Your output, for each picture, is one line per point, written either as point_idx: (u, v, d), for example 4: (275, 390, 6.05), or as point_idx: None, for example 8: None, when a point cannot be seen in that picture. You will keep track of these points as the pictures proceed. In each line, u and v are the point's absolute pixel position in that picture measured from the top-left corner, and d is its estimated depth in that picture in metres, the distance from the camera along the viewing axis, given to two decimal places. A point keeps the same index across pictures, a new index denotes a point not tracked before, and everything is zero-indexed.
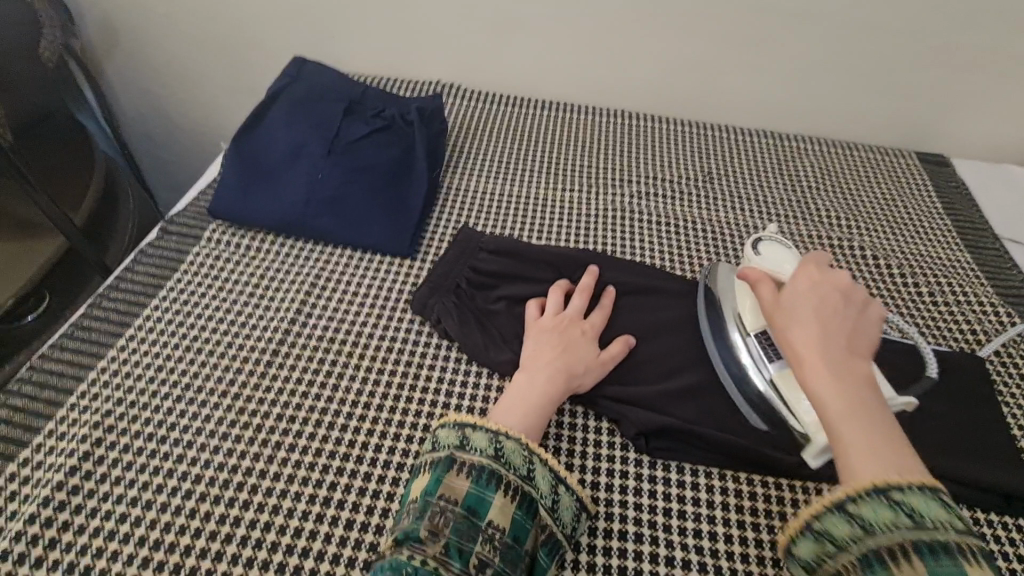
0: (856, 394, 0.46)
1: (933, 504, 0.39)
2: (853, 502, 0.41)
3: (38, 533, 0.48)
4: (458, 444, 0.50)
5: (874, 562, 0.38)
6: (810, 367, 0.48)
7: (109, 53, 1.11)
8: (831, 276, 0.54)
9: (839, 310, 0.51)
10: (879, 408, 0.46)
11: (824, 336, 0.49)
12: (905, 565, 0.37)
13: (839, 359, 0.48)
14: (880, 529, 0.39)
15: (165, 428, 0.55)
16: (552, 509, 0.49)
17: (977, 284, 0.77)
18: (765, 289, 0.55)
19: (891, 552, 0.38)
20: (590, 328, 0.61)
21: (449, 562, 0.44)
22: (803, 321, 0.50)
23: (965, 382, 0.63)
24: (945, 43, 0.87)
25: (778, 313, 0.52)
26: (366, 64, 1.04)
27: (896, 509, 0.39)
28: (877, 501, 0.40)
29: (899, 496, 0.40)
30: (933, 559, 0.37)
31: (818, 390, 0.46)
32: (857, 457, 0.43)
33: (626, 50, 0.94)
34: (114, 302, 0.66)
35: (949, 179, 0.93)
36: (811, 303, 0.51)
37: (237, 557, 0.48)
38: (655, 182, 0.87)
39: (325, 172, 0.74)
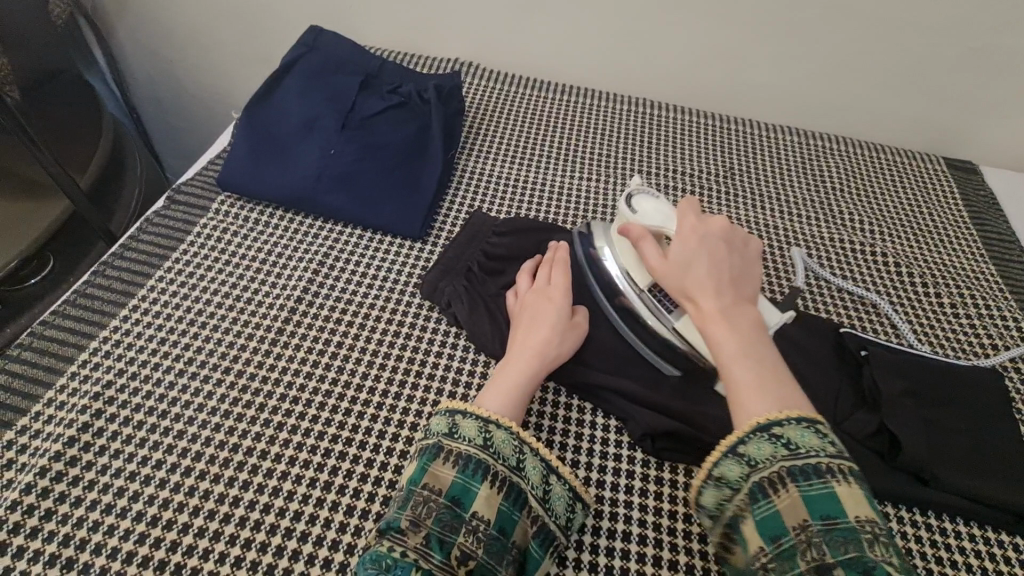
0: (749, 340, 0.48)
1: (806, 432, 0.43)
2: (743, 444, 0.44)
3: (35, 503, 0.48)
4: (447, 432, 0.48)
5: (760, 494, 0.42)
6: (711, 321, 0.49)
7: (117, 12, 1.07)
8: (711, 222, 0.55)
9: (724, 255, 0.53)
10: (767, 348, 0.49)
11: (717, 288, 0.51)
12: (784, 492, 0.41)
13: (731, 310, 0.50)
14: (763, 464, 0.43)
15: (166, 402, 0.54)
16: (543, 500, 0.48)
17: (1000, 297, 0.75)
18: (652, 247, 0.55)
19: (772, 484, 0.42)
20: (562, 293, 0.59)
21: (429, 554, 0.42)
22: (697, 274, 0.51)
23: (983, 398, 0.62)
24: (986, 45, 0.83)
25: (669, 268, 0.53)
26: (382, 38, 1.01)
27: (777, 443, 0.43)
28: (759, 439, 0.43)
29: (779, 430, 0.43)
30: (806, 481, 0.41)
31: (717, 341, 0.49)
32: (752, 402, 0.45)
33: (651, 36, 0.91)
34: (117, 271, 0.64)
35: (977, 187, 0.90)
36: (700, 254, 0.52)
37: (235, 539, 0.47)
38: (673, 175, 0.84)
39: (337, 147, 0.72)
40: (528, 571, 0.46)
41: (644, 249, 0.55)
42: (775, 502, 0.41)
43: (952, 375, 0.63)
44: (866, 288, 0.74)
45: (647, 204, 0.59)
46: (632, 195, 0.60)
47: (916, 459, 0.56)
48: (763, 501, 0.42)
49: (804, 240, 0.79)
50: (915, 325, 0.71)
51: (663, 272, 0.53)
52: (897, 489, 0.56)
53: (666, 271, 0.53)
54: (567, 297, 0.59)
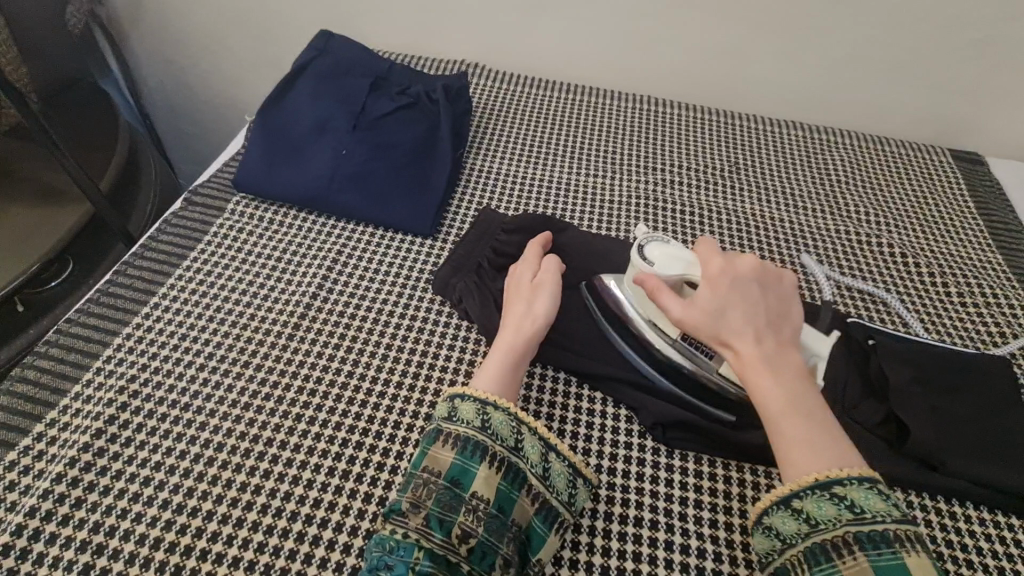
0: (795, 390, 0.47)
1: (871, 494, 0.43)
2: (799, 499, 0.44)
3: (65, 492, 0.49)
4: (447, 416, 0.50)
5: (822, 557, 0.42)
6: (754, 372, 0.48)
7: (131, 21, 1.10)
8: (731, 267, 0.53)
9: (757, 301, 0.51)
10: (815, 396, 0.48)
11: (758, 336, 0.50)
12: (850, 559, 0.41)
13: (774, 357, 0.49)
14: (825, 525, 0.43)
15: (188, 395, 0.56)
16: (543, 477, 0.49)
17: (1007, 286, 0.75)
18: (672, 297, 0.53)
19: (835, 547, 0.42)
20: (520, 266, 0.63)
21: (429, 533, 0.44)
22: (736, 324, 0.50)
23: (991, 385, 0.62)
24: (988, 36, 0.84)
25: (702, 315, 0.51)
26: (389, 41, 1.03)
27: (840, 505, 0.43)
28: (821, 497, 0.43)
29: (841, 490, 0.43)
30: (873, 550, 0.41)
31: (762, 393, 0.47)
32: (802, 457, 0.45)
33: (655, 34, 0.92)
34: (137, 271, 0.66)
35: (983, 178, 0.91)
36: (736, 304, 0.51)
37: (257, 524, 0.49)
38: (678, 170, 0.85)
39: (349, 148, 0.73)
40: (533, 548, 0.47)
41: (666, 302, 0.53)
42: (841, 568, 0.41)
43: (961, 363, 0.63)
44: (872, 279, 0.75)
45: (660, 250, 0.57)
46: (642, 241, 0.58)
47: (926, 445, 0.57)
48: (826, 563, 0.42)
49: (810, 233, 0.79)
50: (923, 315, 0.71)
51: (694, 322, 0.51)
52: (908, 475, 0.57)
53: (699, 320, 0.51)
54: (525, 267, 0.62)
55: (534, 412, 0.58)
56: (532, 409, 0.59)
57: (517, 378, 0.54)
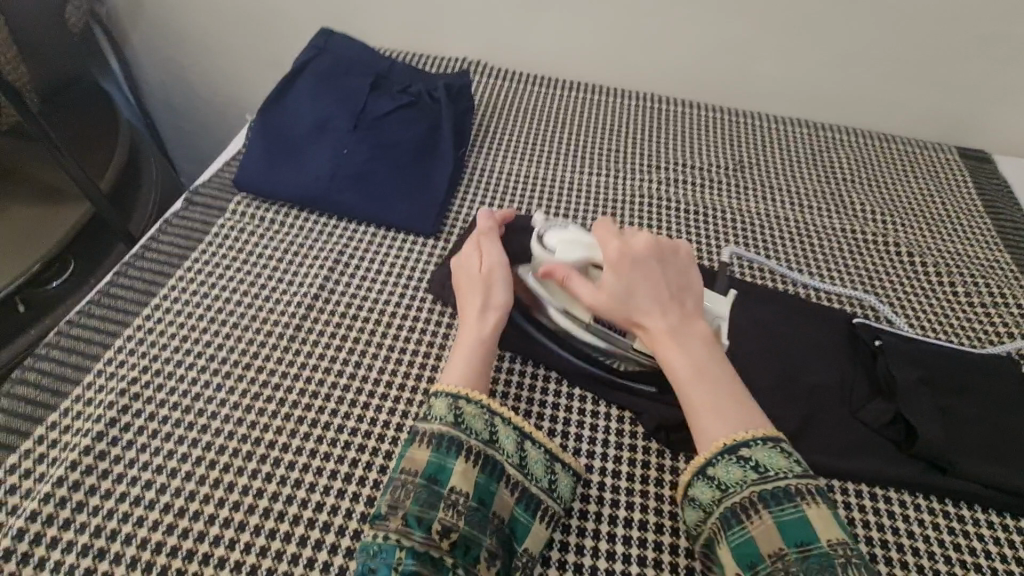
0: (698, 357, 0.50)
1: (774, 453, 0.45)
2: (711, 467, 0.46)
3: (66, 496, 0.49)
4: (421, 416, 0.49)
5: (733, 520, 0.44)
6: (660, 345, 0.52)
7: (133, 20, 1.10)
8: (633, 244, 0.55)
9: (659, 274, 0.54)
10: (717, 362, 0.51)
11: (662, 308, 0.53)
12: (757, 519, 0.43)
13: (678, 329, 0.52)
14: (734, 488, 0.45)
15: (189, 398, 0.56)
16: (520, 466, 0.49)
17: (1015, 284, 0.75)
18: (582, 283, 0.55)
19: (744, 509, 0.44)
20: (466, 255, 0.61)
21: (409, 532, 0.44)
22: (639, 299, 0.53)
23: (1000, 386, 0.62)
24: (997, 32, 0.83)
25: (607, 301, 0.54)
26: (390, 39, 1.03)
27: (746, 467, 0.45)
28: (728, 461, 0.46)
29: (747, 452, 0.45)
30: (777, 507, 0.43)
31: (670, 363, 0.51)
32: (709, 426, 0.47)
33: (659, 30, 0.91)
34: (138, 272, 0.66)
35: (990, 175, 0.90)
36: (638, 279, 0.54)
37: (260, 529, 0.48)
38: (681, 168, 0.85)
39: (350, 148, 0.73)
40: (519, 538, 0.47)
41: (576, 288, 0.55)
42: (749, 529, 0.43)
43: (969, 364, 0.63)
44: (877, 278, 0.74)
45: (559, 239, 0.58)
46: (543, 232, 0.60)
47: (935, 448, 0.56)
48: (737, 527, 0.44)
49: (814, 232, 0.79)
50: (929, 314, 0.71)
51: (604, 306, 0.54)
52: (916, 478, 0.56)
53: (606, 305, 0.54)
54: (470, 257, 0.61)
55: (538, 414, 0.58)
56: (535, 412, 0.58)
57: (489, 366, 0.55)
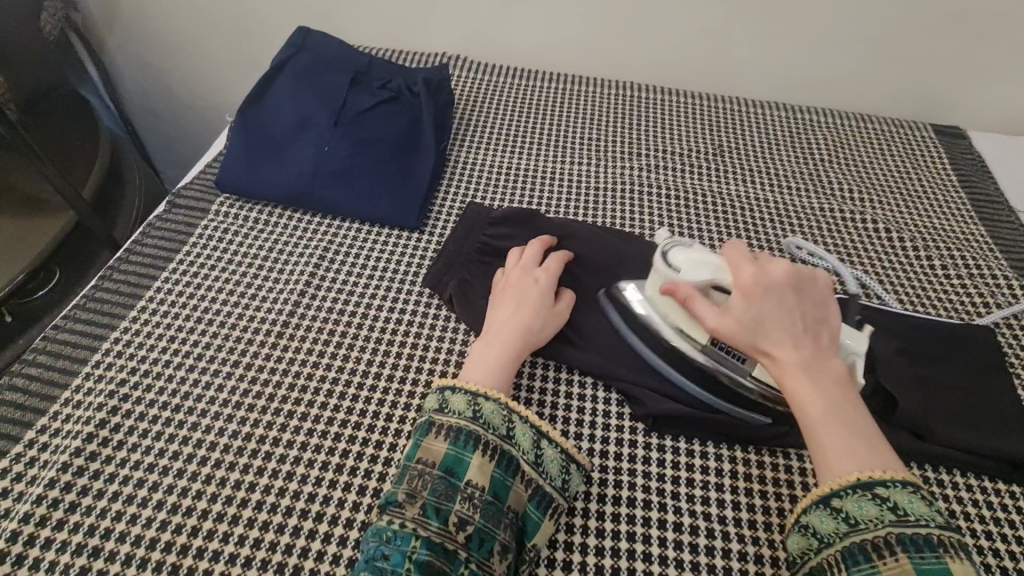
0: (833, 393, 0.47)
1: (914, 497, 0.43)
2: (838, 499, 0.44)
3: (59, 497, 0.49)
4: (438, 408, 0.50)
5: (861, 557, 0.42)
6: (791, 376, 0.48)
7: (109, 26, 1.09)
8: (764, 270, 0.52)
9: (792, 302, 0.51)
10: (852, 399, 0.48)
11: (795, 338, 0.50)
12: (891, 561, 0.41)
13: (811, 360, 0.49)
14: (866, 526, 0.43)
15: (179, 397, 0.56)
16: (535, 464, 0.49)
17: (991, 257, 0.76)
18: (704, 306, 0.53)
19: (875, 548, 0.42)
20: (520, 282, 0.61)
21: (426, 522, 0.45)
22: (771, 326, 0.50)
23: (976, 354, 0.63)
24: (966, 9, 0.84)
25: (732, 322, 0.51)
26: (370, 36, 1.03)
27: (881, 506, 0.43)
28: (861, 497, 0.44)
29: (883, 491, 0.43)
30: (915, 553, 0.41)
31: (800, 395, 0.48)
32: (842, 460, 0.45)
33: (635, 18, 0.92)
34: (123, 276, 0.66)
35: (964, 151, 0.91)
36: (772, 307, 0.50)
37: (253, 520, 0.49)
38: (665, 155, 0.86)
39: (331, 144, 0.73)
40: (529, 533, 0.47)
41: (699, 311, 0.53)
42: (881, 569, 0.41)
43: (946, 334, 0.64)
44: (857, 256, 0.75)
45: (685, 257, 0.56)
46: (666, 248, 0.58)
47: (915, 417, 0.57)
48: (865, 564, 0.42)
49: (796, 213, 0.80)
50: (908, 289, 0.72)
51: (730, 331, 0.51)
52: (897, 446, 0.57)
53: (732, 329, 0.51)
54: (549, 281, 0.61)
55: (527, 399, 0.58)
56: (524, 398, 0.59)
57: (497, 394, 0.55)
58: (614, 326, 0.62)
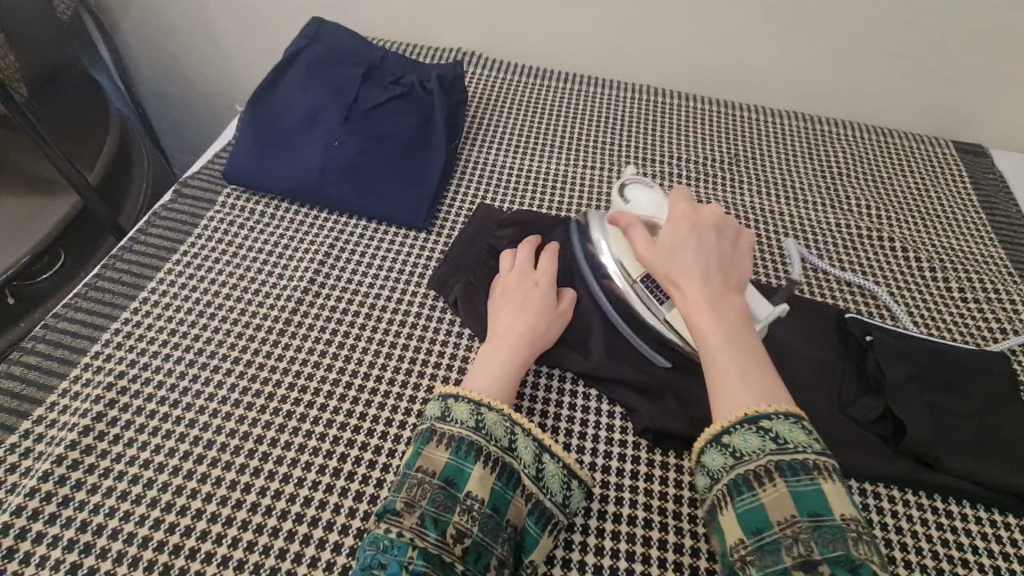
0: (732, 329, 0.50)
1: (794, 427, 0.45)
2: (727, 435, 0.46)
3: (53, 490, 0.49)
4: (440, 416, 0.49)
5: (744, 487, 0.44)
6: (695, 311, 0.51)
7: (123, 9, 1.08)
8: (697, 216, 0.57)
9: (711, 248, 0.55)
10: (749, 337, 0.51)
11: (705, 278, 0.53)
12: (770, 487, 0.43)
13: (717, 299, 0.52)
14: (750, 456, 0.44)
15: (177, 392, 0.55)
16: (536, 478, 0.48)
17: (1009, 281, 0.74)
18: (642, 235, 0.56)
19: (756, 477, 0.44)
20: (520, 289, 0.60)
21: (424, 532, 0.44)
22: (685, 265, 0.53)
23: (989, 382, 0.62)
24: (996, 25, 0.82)
25: (657, 255, 0.55)
26: (384, 29, 1.01)
27: (764, 437, 0.44)
28: (747, 431, 0.45)
29: (766, 423, 0.45)
30: (791, 477, 0.43)
31: (701, 329, 0.50)
32: (730, 389, 0.47)
33: (655, 20, 0.90)
34: (126, 265, 0.65)
35: (985, 170, 0.89)
36: (690, 248, 0.54)
37: (247, 523, 0.48)
38: (678, 162, 0.84)
39: (341, 139, 0.72)
40: (527, 549, 0.47)
41: (635, 238, 0.57)
42: (761, 496, 0.43)
43: (959, 360, 0.63)
44: (870, 274, 0.74)
45: (646, 195, 0.62)
46: (626, 183, 0.64)
47: (925, 445, 0.56)
48: (748, 494, 0.44)
49: (809, 226, 0.78)
50: (922, 310, 0.71)
51: (653, 261, 0.55)
52: (904, 474, 0.56)
53: (654, 262, 0.55)
54: (547, 284, 0.60)
55: (530, 409, 0.58)
56: (526, 408, 0.58)
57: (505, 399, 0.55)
58: (577, 260, 0.64)
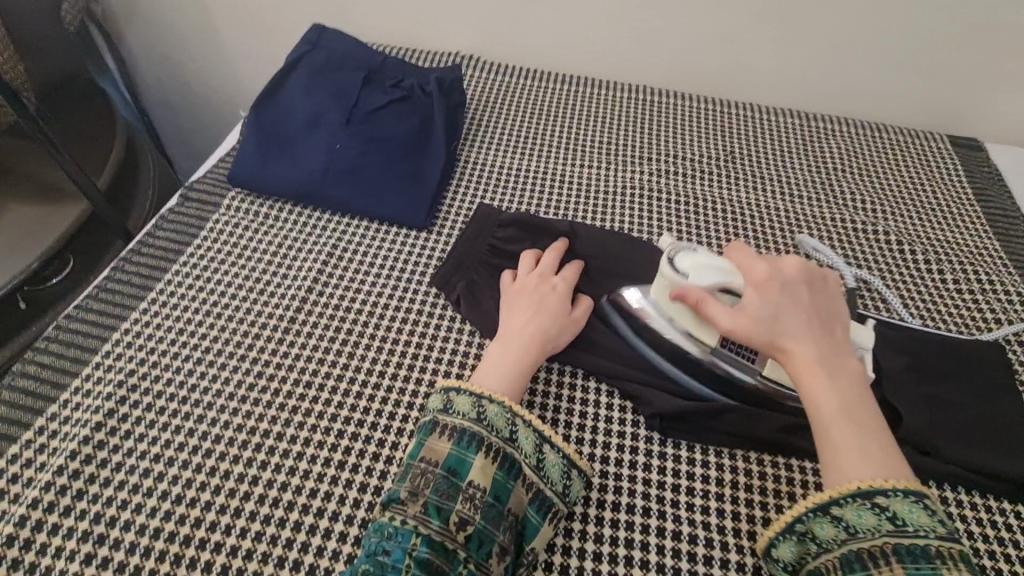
0: (846, 395, 0.49)
1: (916, 508, 0.43)
2: (839, 506, 0.45)
3: (67, 484, 0.50)
4: (442, 408, 0.51)
5: (856, 563, 0.42)
6: (807, 377, 0.50)
7: (129, 19, 1.11)
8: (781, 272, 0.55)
9: (805, 304, 0.53)
10: (864, 401, 0.49)
11: (810, 339, 0.52)
12: (885, 569, 0.41)
13: (827, 360, 0.51)
14: (865, 534, 0.43)
15: (185, 388, 0.57)
16: (536, 468, 0.49)
17: (1004, 272, 0.75)
18: (719, 307, 0.54)
19: (872, 556, 0.42)
20: (537, 290, 0.61)
21: (427, 519, 0.45)
22: (788, 327, 0.52)
23: (985, 371, 0.63)
24: (987, 20, 0.83)
25: (750, 321, 0.52)
26: (384, 34, 1.03)
27: (880, 514, 0.43)
28: (860, 505, 0.44)
29: (883, 500, 0.44)
30: (911, 562, 0.41)
31: (813, 396, 0.49)
32: (848, 463, 0.45)
33: (650, 20, 0.91)
34: (135, 268, 0.67)
35: (981, 164, 0.90)
36: (788, 308, 0.53)
37: (255, 514, 0.50)
38: (675, 160, 0.85)
39: (343, 142, 0.73)
40: (528, 537, 0.47)
41: (713, 311, 0.54)
42: None
43: (955, 350, 0.63)
44: (867, 268, 0.74)
45: (691, 262, 0.56)
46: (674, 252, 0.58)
47: (921, 433, 0.57)
48: (860, 572, 0.42)
49: (807, 221, 0.79)
50: (919, 302, 0.71)
51: (745, 330, 0.52)
52: None
53: (748, 327, 0.52)
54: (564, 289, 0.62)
55: (531, 402, 0.59)
56: (527, 401, 0.59)
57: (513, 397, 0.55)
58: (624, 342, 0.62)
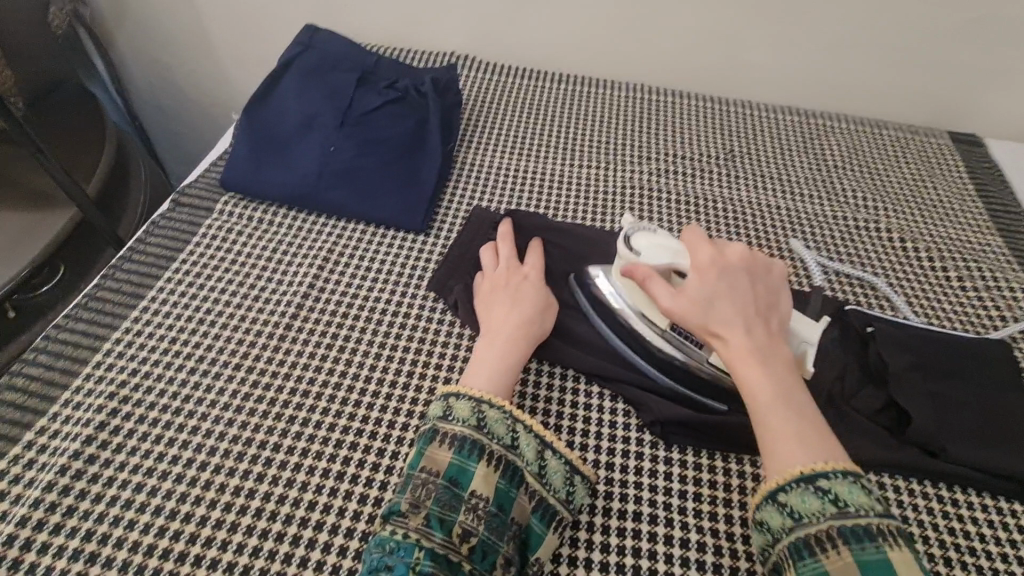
0: (780, 380, 0.48)
1: (854, 488, 0.43)
2: (785, 493, 0.44)
3: (57, 500, 0.49)
4: (442, 415, 0.49)
5: (806, 551, 0.41)
6: (740, 362, 0.49)
7: (118, 22, 1.09)
8: (724, 256, 0.54)
9: (744, 288, 0.53)
10: (799, 386, 0.49)
11: (747, 323, 0.51)
12: (834, 554, 0.41)
13: (762, 345, 0.50)
14: (809, 519, 0.42)
15: (178, 399, 0.56)
16: (539, 475, 0.48)
17: (1007, 268, 0.75)
18: (662, 286, 0.53)
19: (818, 541, 0.41)
20: (510, 282, 0.61)
21: (430, 533, 0.44)
22: (723, 312, 0.51)
23: (992, 369, 0.62)
24: (986, 15, 0.83)
25: (690, 305, 0.52)
26: (378, 34, 1.02)
27: (823, 498, 0.42)
28: (804, 491, 0.43)
29: (825, 483, 0.43)
30: (857, 545, 0.40)
31: (749, 380, 0.48)
32: (783, 448, 0.45)
33: (647, 19, 0.90)
34: (125, 276, 0.65)
35: (981, 160, 0.89)
36: (725, 291, 0.52)
37: (251, 529, 0.48)
38: (674, 159, 0.84)
39: (337, 144, 0.72)
40: (533, 546, 0.46)
41: (656, 291, 0.53)
42: (825, 563, 0.41)
43: (961, 349, 0.63)
44: (869, 266, 0.74)
45: (647, 241, 0.57)
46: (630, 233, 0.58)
47: (928, 433, 0.56)
48: (810, 559, 0.41)
49: (807, 219, 0.78)
50: (923, 300, 0.71)
51: (684, 313, 0.52)
52: (909, 463, 0.56)
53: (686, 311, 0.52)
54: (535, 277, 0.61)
55: (532, 408, 0.57)
56: (528, 406, 0.58)
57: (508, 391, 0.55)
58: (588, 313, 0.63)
